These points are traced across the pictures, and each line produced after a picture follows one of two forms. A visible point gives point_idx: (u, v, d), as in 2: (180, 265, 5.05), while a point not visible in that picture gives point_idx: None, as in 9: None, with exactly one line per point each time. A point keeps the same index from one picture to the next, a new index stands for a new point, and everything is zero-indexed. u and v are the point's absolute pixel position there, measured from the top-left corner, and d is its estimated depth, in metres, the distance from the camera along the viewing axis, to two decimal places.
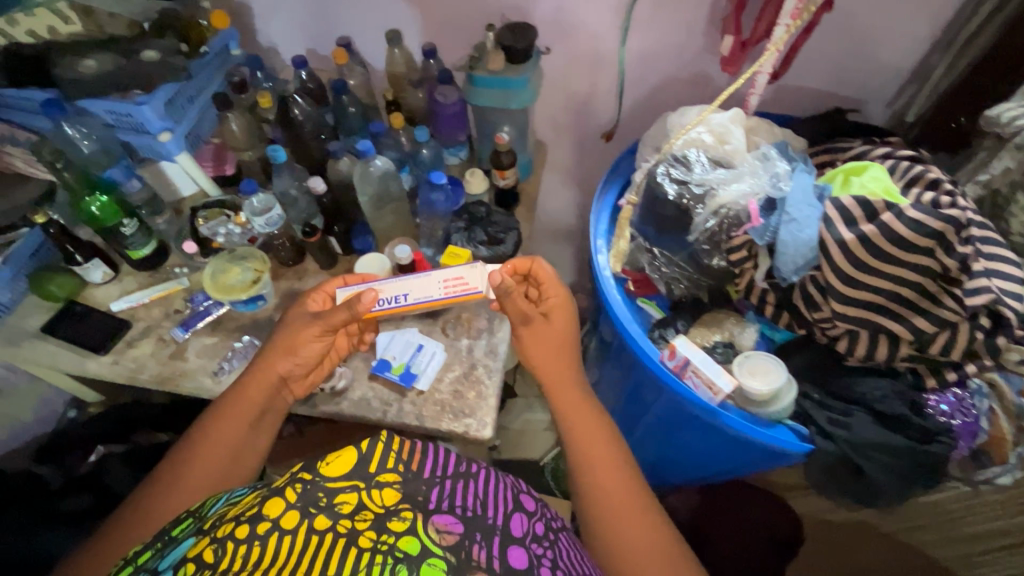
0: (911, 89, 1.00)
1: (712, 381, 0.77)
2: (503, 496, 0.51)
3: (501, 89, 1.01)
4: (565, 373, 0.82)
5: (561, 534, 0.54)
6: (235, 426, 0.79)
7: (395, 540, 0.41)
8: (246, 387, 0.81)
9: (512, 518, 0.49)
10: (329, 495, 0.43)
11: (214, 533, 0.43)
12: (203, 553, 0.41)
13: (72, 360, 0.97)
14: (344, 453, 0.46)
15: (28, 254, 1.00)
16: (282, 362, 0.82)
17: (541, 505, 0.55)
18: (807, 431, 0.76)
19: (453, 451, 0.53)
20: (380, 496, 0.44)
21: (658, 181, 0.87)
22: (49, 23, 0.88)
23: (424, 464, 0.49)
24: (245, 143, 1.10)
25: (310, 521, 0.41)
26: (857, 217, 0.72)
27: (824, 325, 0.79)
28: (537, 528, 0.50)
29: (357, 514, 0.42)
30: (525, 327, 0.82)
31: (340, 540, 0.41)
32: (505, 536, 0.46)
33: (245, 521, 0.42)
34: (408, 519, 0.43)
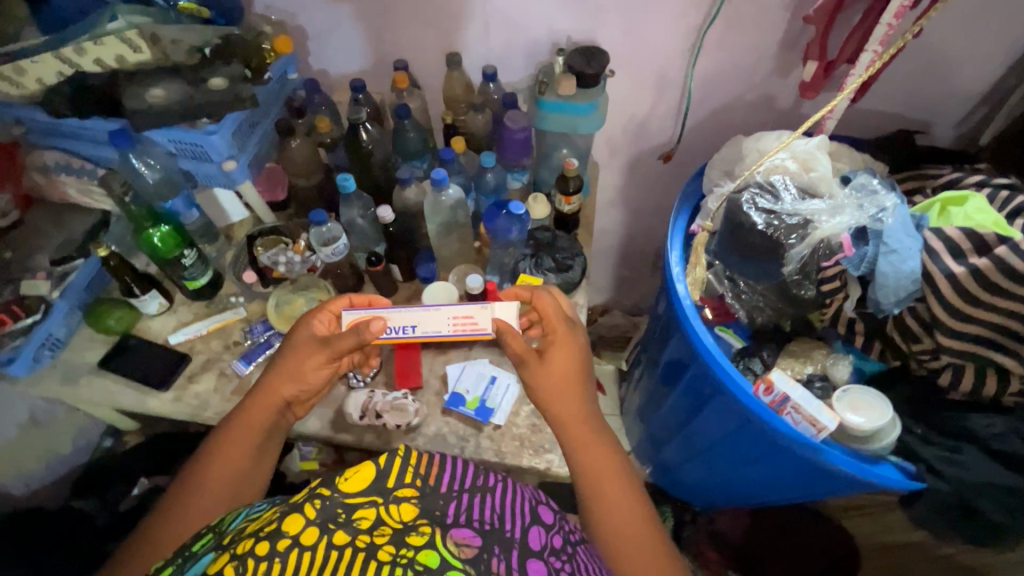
0: (982, 113, 1.00)
1: (815, 417, 0.75)
2: (521, 510, 0.57)
3: (571, 114, 1.00)
4: (574, 411, 0.78)
5: (578, 548, 0.58)
6: (242, 447, 0.77)
7: (413, 554, 0.45)
8: (250, 409, 0.80)
9: (529, 531, 0.54)
10: (348, 510, 0.48)
11: (235, 549, 0.46)
12: (225, 568, 0.45)
13: (132, 397, 0.94)
14: (363, 469, 0.51)
15: (83, 285, 0.97)
16: (287, 387, 0.81)
17: (559, 518, 0.60)
18: (914, 468, 0.75)
19: (471, 466, 0.60)
20: (398, 511, 0.50)
21: (744, 208, 0.84)
22: (117, 53, 0.85)
23: (441, 480, 0.55)
24: (301, 169, 1.06)
25: (328, 538, 0.46)
26: (965, 250, 0.72)
27: (923, 357, 0.77)
28: (553, 541, 0.56)
29: (375, 528, 0.47)
30: (523, 370, 0.80)
31: (360, 554, 0.45)
32: (522, 550, 0.52)
33: (265, 538, 0.45)
34: (426, 533, 0.48)
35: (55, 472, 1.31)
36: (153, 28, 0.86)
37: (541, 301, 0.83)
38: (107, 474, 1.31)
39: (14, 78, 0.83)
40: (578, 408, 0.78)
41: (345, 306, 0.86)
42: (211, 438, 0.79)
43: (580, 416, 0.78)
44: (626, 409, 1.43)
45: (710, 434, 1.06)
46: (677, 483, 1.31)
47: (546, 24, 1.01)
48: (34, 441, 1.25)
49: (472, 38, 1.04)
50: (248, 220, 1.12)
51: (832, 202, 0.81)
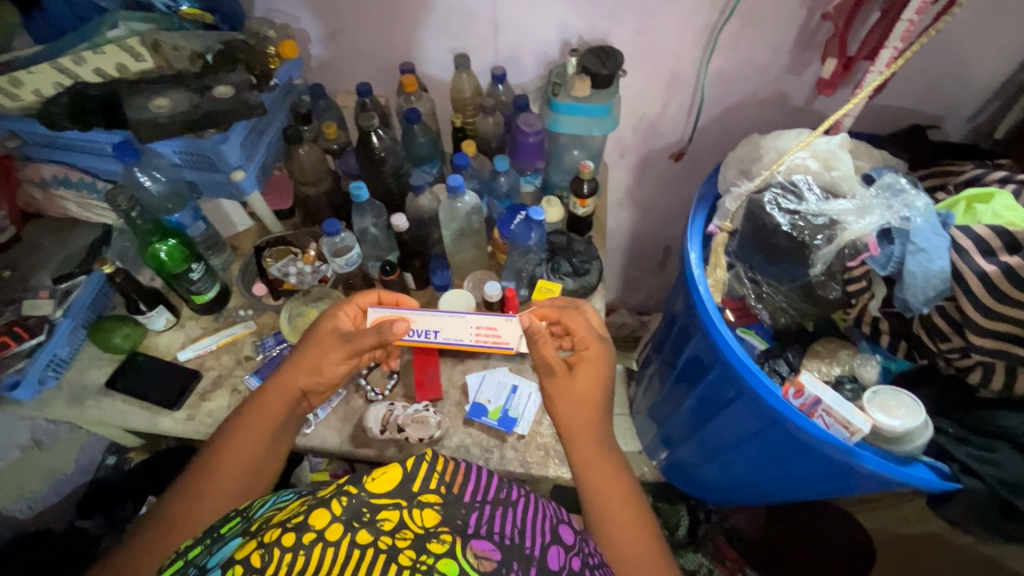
0: (995, 106, 1.00)
1: (848, 420, 0.74)
2: (541, 527, 0.49)
3: (586, 116, 0.98)
4: (587, 436, 0.76)
5: (599, 573, 0.50)
6: (258, 437, 0.76)
7: (433, 562, 0.42)
8: (264, 401, 0.78)
9: (548, 550, 0.47)
10: (373, 510, 0.44)
11: (261, 538, 0.44)
12: (250, 557, 0.42)
13: (143, 417, 0.91)
14: (389, 470, 0.46)
15: (86, 303, 0.93)
16: (305, 378, 0.79)
17: (580, 539, 0.52)
18: (948, 468, 0.75)
19: (496, 473, 0.52)
20: (421, 516, 0.45)
21: (767, 209, 0.83)
22: (118, 61, 0.81)
23: (465, 487, 0.48)
24: (309, 177, 1.02)
25: (352, 535, 0.42)
26: (996, 248, 0.71)
27: (950, 355, 0.77)
28: (573, 563, 0.49)
29: (397, 532, 0.43)
30: (549, 379, 0.78)
31: (381, 556, 0.42)
32: (541, 570, 0.45)
33: (291, 529, 0.43)
34: (447, 542, 0.44)
35: (60, 494, 1.28)
36: (154, 35, 0.82)
37: (569, 317, 0.83)
38: (113, 493, 1.28)
39: (9, 90, 0.79)
40: (590, 427, 0.76)
41: (373, 302, 0.86)
42: (223, 429, 0.77)
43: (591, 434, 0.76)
44: (636, 408, 1.42)
45: (729, 432, 1.06)
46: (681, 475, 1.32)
47: (558, 24, 0.99)
48: (37, 464, 1.21)
49: (481, 40, 1.02)
50: (253, 231, 1.09)
51: (859, 202, 0.80)
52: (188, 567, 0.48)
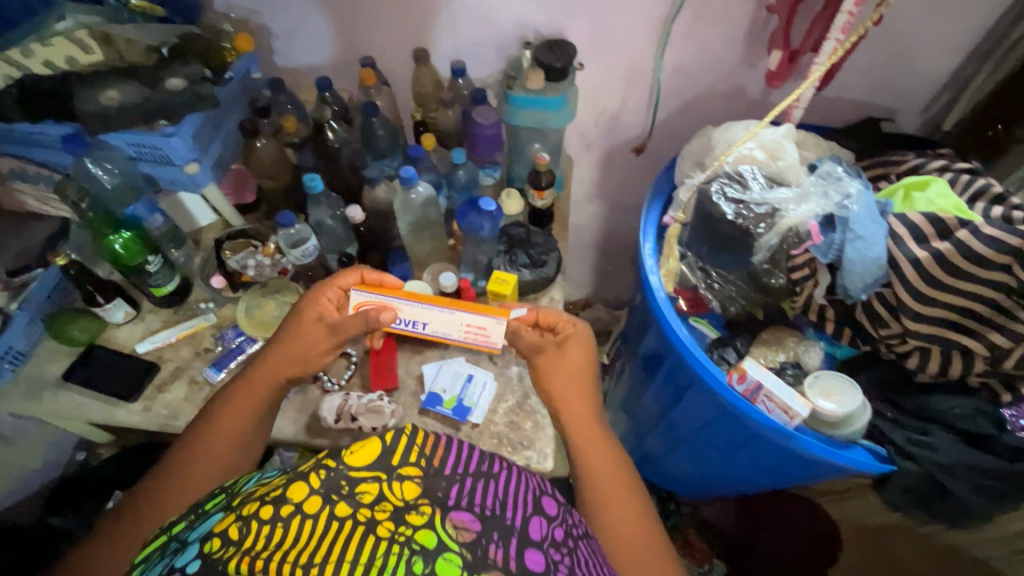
0: (945, 98, 1.01)
1: (788, 405, 0.75)
2: (523, 498, 0.49)
3: (541, 109, 1.00)
4: (581, 413, 0.80)
5: (582, 542, 0.50)
6: (243, 420, 0.79)
7: (410, 533, 0.42)
8: (251, 383, 0.81)
9: (530, 521, 0.47)
10: (351, 483, 0.44)
11: (240, 511, 0.44)
12: (228, 529, 0.43)
13: (100, 408, 0.91)
14: (369, 444, 0.47)
15: (44, 296, 0.94)
16: (290, 366, 0.82)
17: (564, 511, 0.52)
18: (885, 451, 0.76)
19: (477, 447, 0.52)
20: (400, 488, 0.45)
21: (713, 199, 0.84)
22: (67, 53, 0.83)
23: (446, 461, 0.49)
24: (268, 170, 1.03)
25: (331, 508, 0.43)
26: (928, 235, 0.72)
27: (891, 342, 0.78)
28: (556, 534, 0.48)
29: (376, 504, 0.43)
30: (537, 356, 0.84)
31: (359, 528, 0.42)
32: (522, 539, 0.45)
33: (269, 503, 0.43)
34: (426, 513, 0.44)
35: (28, 489, 1.28)
36: (104, 27, 0.84)
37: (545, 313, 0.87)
38: (80, 488, 1.28)
39: None
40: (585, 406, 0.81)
41: (355, 281, 0.88)
42: (212, 407, 0.81)
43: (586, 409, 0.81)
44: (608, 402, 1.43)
45: (695, 422, 1.05)
46: (659, 471, 1.32)
47: (514, 17, 0.99)
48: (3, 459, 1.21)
49: (439, 33, 1.03)
50: (217, 225, 1.09)
51: (799, 190, 0.82)
52: (170, 541, 0.47)
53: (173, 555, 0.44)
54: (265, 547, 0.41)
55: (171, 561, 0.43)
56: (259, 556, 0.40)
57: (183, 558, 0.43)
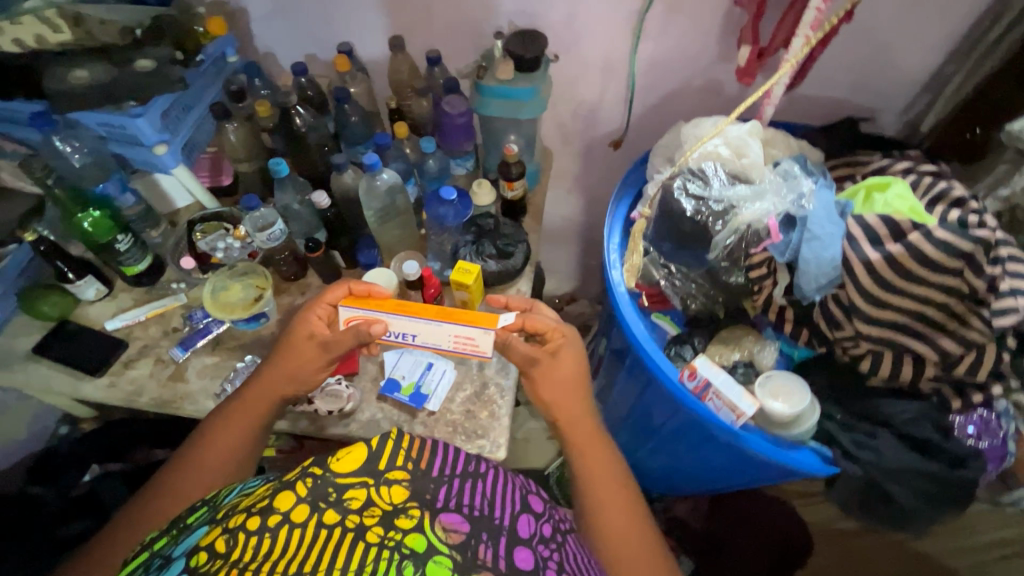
0: (924, 100, 0.99)
1: (735, 403, 0.75)
2: (510, 496, 0.50)
3: (511, 99, 0.99)
4: (586, 435, 0.79)
5: (569, 536, 0.52)
6: (239, 437, 0.78)
7: (401, 537, 0.42)
8: (249, 401, 0.80)
9: (517, 519, 0.48)
10: (339, 490, 0.44)
11: (225, 524, 0.43)
12: (214, 542, 0.42)
13: (67, 382, 0.93)
14: (355, 449, 0.47)
15: (16, 271, 0.96)
16: (286, 384, 0.80)
17: (549, 507, 0.54)
18: (831, 453, 0.75)
19: (464, 449, 0.53)
20: (389, 493, 0.45)
21: (675, 195, 0.84)
22: (36, 32, 0.82)
23: (433, 463, 0.49)
24: (242, 154, 1.05)
25: (320, 516, 0.43)
26: (882, 237, 0.71)
27: (846, 344, 0.77)
28: (544, 530, 0.49)
29: (365, 509, 0.44)
30: (532, 369, 0.80)
31: (348, 535, 0.42)
32: (511, 538, 0.45)
33: (256, 513, 0.43)
34: (416, 517, 0.44)
35: (10, 459, 1.31)
36: (75, 8, 0.85)
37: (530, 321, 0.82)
38: (58, 461, 1.30)
39: None
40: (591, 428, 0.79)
41: (344, 295, 0.84)
42: (211, 420, 0.80)
43: (591, 427, 0.80)
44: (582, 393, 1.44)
45: (661, 415, 1.05)
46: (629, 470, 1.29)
47: (488, 6, 0.99)
48: None
49: (414, 21, 1.03)
50: (194, 207, 1.10)
51: (757, 187, 0.81)
52: (152, 558, 0.45)
53: (158, 571, 0.43)
54: (253, 558, 0.41)
55: None
56: (248, 568, 0.40)
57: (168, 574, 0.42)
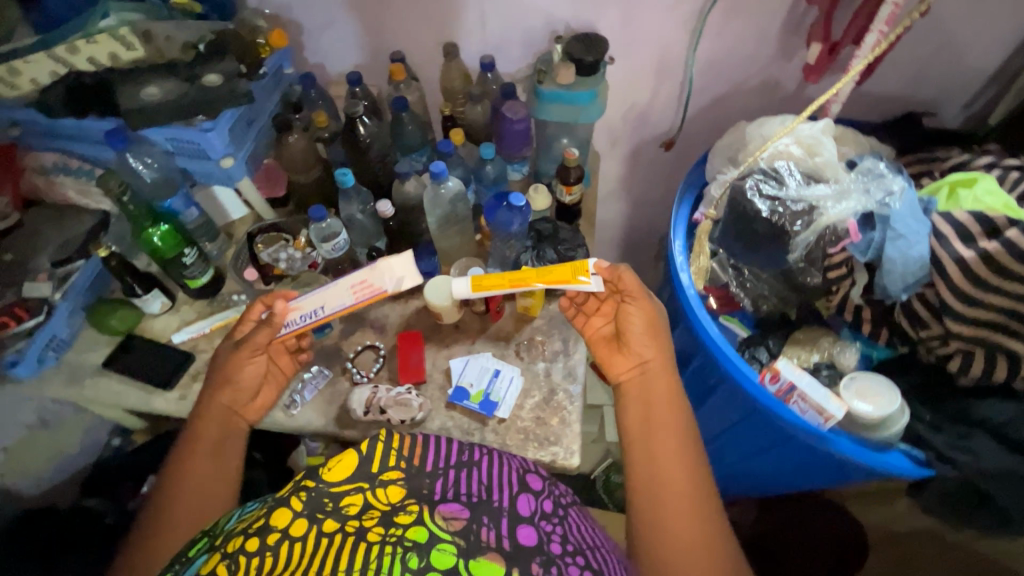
0: (989, 93, 0.98)
1: (823, 406, 0.74)
2: (508, 479, 0.52)
3: (570, 103, 0.99)
4: (667, 392, 0.78)
5: (570, 510, 0.54)
6: (197, 457, 0.75)
7: (402, 532, 0.42)
8: (196, 426, 0.78)
9: (517, 499, 0.49)
10: (334, 499, 0.45)
11: (224, 550, 0.44)
12: (216, 569, 0.43)
13: (138, 397, 0.93)
14: (345, 457, 0.48)
15: (84, 287, 0.96)
16: (222, 392, 0.79)
17: (548, 484, 0.55)
18: (923, 456, 0.75)
19: (456, 439, 0.54)
20: (386, 494, 0.46)
21: (748, 195, 0.82)
22: (111, 50, 0.85)
23: (426, 458, 0.50)
24: (300, 166, 1.03)
25: (319, 526, 0.43)
26: (974, 234, 0.70)
27: (932, 343, 0.77)
28: (545, 507, 0.51)
29: (363, 513, 0.44)
30: (632, 303, 0.81)
31: (349, 539, 0.42)
32: (513, 517, 0.47)
33: (254, 534, 0.43)
34: (415, 512, 0.45)
35: (64, 473, 1.30)
36: (146, 25, 0.86)
37: (626, 274, 0.82)
38: (112, 474, 1.30)
39: (9, 79, 0.83)
40: (671, 412, 0.76)
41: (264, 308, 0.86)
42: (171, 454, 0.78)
43: (669, 388, 0.78)
44: None
45: (716, 424, 1.03)
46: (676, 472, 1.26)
47: (546, 12, 0.98)
48: (43, 443, 1.24)
49: (468, 27, 1.02)
50: (249, 218, 1.11)
51: (837, 187, 0.80)
52: None
53: None
54: None
55: None
56: None
57: None
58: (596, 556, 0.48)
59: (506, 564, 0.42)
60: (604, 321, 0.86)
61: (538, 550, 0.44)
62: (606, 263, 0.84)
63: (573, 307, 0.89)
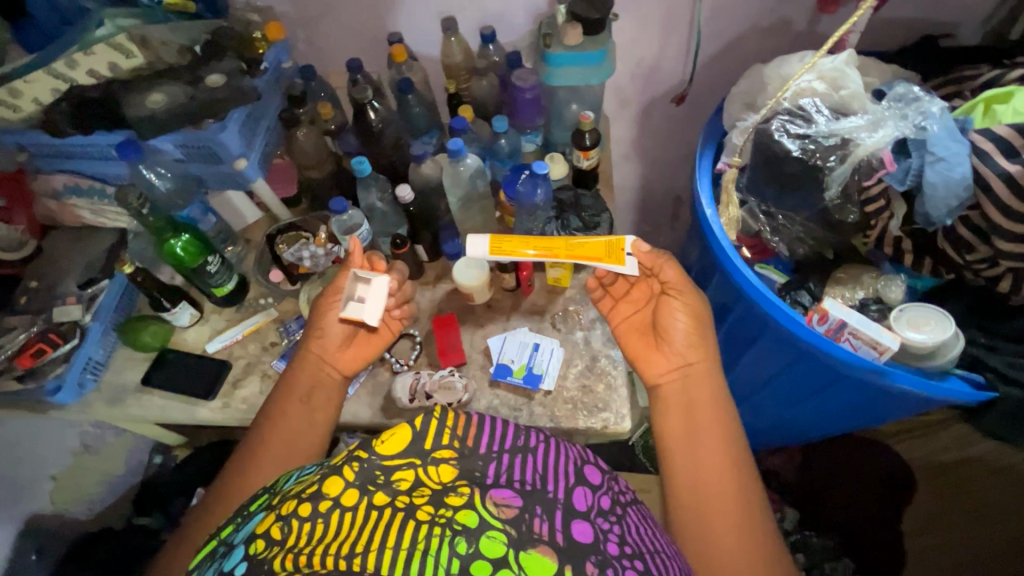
0: (1011, 6, 0.95)
1: (876, 340, 0.74)
2: (564, 469, 0.47)
3: (579, 66, 0.96)
4: (711, 396, 0.77)
5: (631, 509, 0.49)
6: (292, 408, 0.81)
7: (452, 513, 0.39)
8: (288, 383, 0.83)
9: (574, 492, 0.45)
10: (386, 472, 0.42)
11: (279, 510, 0.41)
12: (270, 529, 0.40)
13: (181, 409, 0.93)
14: (398, 430, 0.44)
15: (113, 306, 0.96)
16: (312, 343, 0.85)
17: (608, 478, 0.50)
18: (983, 378, 0.77)
19: (510, 421, 0.49)
20: (437, 472, 0.43)
21: (775, 137, 0.80)
22: (110, 61, 0.83)
23: (480, 439, 0.46)
24: (312, 161, 1.02)
25: (369, 498, 0.40)
26: (1018, 148, 0.68)
27: (979, 267, 0.75)
28: (602, 503, 0.46)
29: (414, 490, 0.41)
30: (676, 300, 0.81)
31: (398, 515, 0.39)
32: (567, 511, 0.43)
33: (306, 499, 0.41)
34: (466, 494, 0.41)
35: (114, 495, 1.31)
36: (141, 30, 0.84)
37: (666, 266, 0.82)
38: (160, 491, 1.31)
39: (11, 102, 0.81)
40: (717, 419, 0.75)
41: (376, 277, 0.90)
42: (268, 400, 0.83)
43: (714, 394, 0.77)
44: None
45: (757, 374, 1.02)
46: None
47: None
48: (90, 467, 1.25)
49: None
50: (263, 221, 1.09)
51: (870, 117, 0.78)
52: (218, 546, 0.43)
53: (221, 560, 0.41)
54: (308, 545, 0.38)
55: (219, 568, 0.40)
56: (304, 555, 0.38)
57: (230, 561, 0.40)
58: (656, 561, 0.43)
59: (559, 560, 0.39)
60: (632, 309, 0.86)
61: (594, 548, 0.41)
62: (645, 248, 0.83)
63: (601, 288, 0.87)
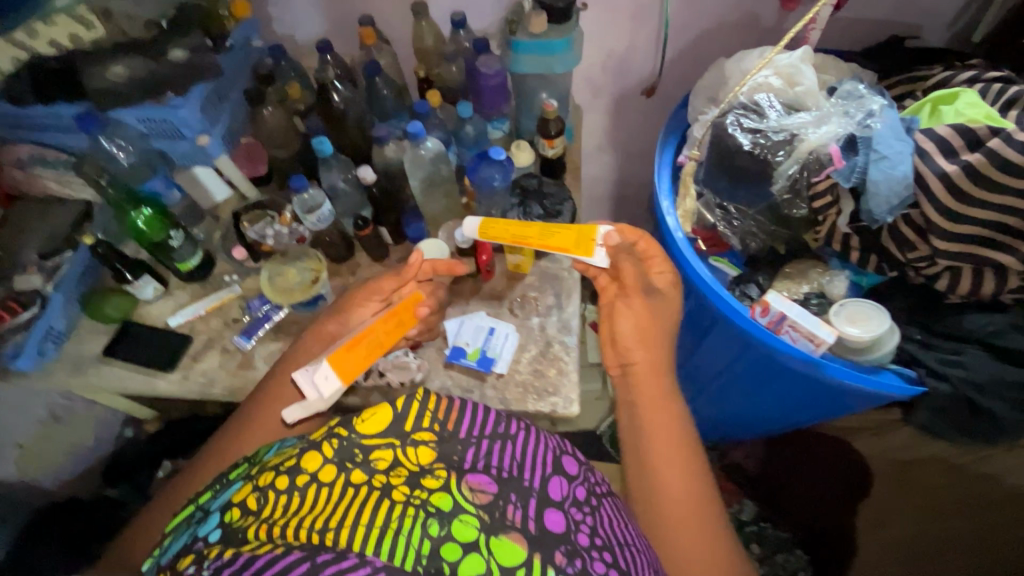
0: (972, 11, 0.96)
1: (813, 333, 0.75)
2: (543, 459, 0.52)
3: (544, 54, 0.97)
4: (658, 395, 0.76)
5: (606, 500, 0.54)
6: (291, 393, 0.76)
7: (427, 495, 0.46)
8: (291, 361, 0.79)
9: (550, 481, 0.51)
10: (364, 452, 0.48)
11: (256, 482, 0.48)
12: (246, 500, 0.47)
13: (140, 381, 0.94)
14: (380, 412, 0.51)
15: (76, 278, 0.96)
16: (331, 323, 0.81)
17: (585, 470, 0.55)
18: (915, 373, 0.78)
19: (494, 410, 0.56)
20: (415, 454, 0.49)
21: (729, 130, 0.82)
22: (71, 31, 0.84)
23: (461, 425, 0.53)
24: (280, 139, 1.03)
25: (345, 476, 0.47)
26: (956, 148, 0.70)
27: (919, 264, 0.77)
28: (578, 494, 0.51)
29: (391, 470, 0.48)
30: (620, 300, 0.82)
31: (375, 493, 0.45)
32: (541, 499, 0.48)
33: (283, 473, 0.47)
34: (442, 477, 0.48)
35: (80, 466, 1.32)
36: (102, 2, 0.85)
37: (621, 261, 0.82)
38: (127, 463, 1.32)
39: None
40: (663, 419, 0.75)
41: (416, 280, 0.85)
42: (271, 374, 0.80)
43: (660, 393, 0.77)
44: None
45: (716, 362, 1.02)
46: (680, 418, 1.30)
47: None
48: (57, 437, 1.26)
49: None
50: (233, 198, 1.08)
51: (818, 113, 0.80)
52: (197, 509, 0.51)
53: (197, 524, 0.48)
54: (281, 513, 0.45)
55: (195, 530, 0.48)
56: (275, 523, 0.44)
57: (206, 525, 0.47)
58: (625, 555, 0.47)
59: (529, 547, 0.43)
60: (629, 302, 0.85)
61: (564, 536, 0.45)
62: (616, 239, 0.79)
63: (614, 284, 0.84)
